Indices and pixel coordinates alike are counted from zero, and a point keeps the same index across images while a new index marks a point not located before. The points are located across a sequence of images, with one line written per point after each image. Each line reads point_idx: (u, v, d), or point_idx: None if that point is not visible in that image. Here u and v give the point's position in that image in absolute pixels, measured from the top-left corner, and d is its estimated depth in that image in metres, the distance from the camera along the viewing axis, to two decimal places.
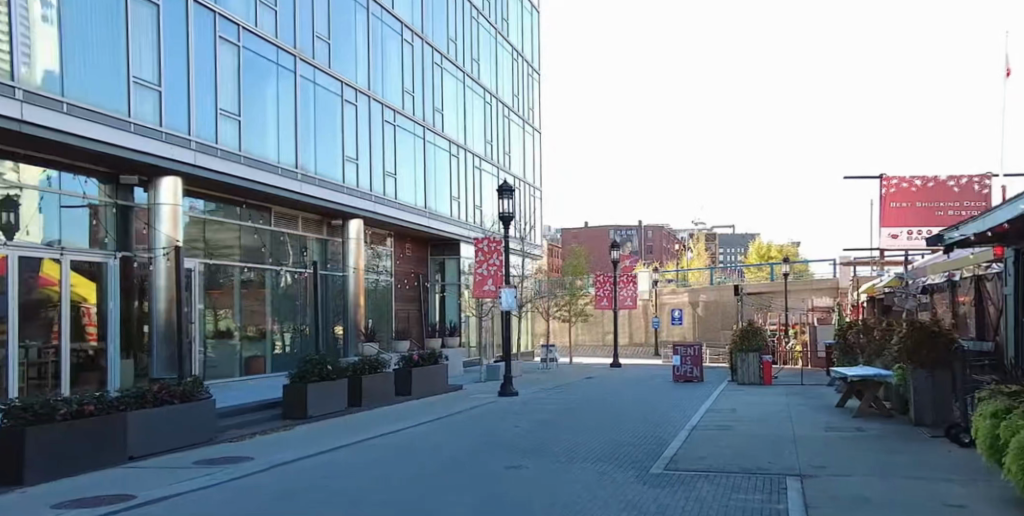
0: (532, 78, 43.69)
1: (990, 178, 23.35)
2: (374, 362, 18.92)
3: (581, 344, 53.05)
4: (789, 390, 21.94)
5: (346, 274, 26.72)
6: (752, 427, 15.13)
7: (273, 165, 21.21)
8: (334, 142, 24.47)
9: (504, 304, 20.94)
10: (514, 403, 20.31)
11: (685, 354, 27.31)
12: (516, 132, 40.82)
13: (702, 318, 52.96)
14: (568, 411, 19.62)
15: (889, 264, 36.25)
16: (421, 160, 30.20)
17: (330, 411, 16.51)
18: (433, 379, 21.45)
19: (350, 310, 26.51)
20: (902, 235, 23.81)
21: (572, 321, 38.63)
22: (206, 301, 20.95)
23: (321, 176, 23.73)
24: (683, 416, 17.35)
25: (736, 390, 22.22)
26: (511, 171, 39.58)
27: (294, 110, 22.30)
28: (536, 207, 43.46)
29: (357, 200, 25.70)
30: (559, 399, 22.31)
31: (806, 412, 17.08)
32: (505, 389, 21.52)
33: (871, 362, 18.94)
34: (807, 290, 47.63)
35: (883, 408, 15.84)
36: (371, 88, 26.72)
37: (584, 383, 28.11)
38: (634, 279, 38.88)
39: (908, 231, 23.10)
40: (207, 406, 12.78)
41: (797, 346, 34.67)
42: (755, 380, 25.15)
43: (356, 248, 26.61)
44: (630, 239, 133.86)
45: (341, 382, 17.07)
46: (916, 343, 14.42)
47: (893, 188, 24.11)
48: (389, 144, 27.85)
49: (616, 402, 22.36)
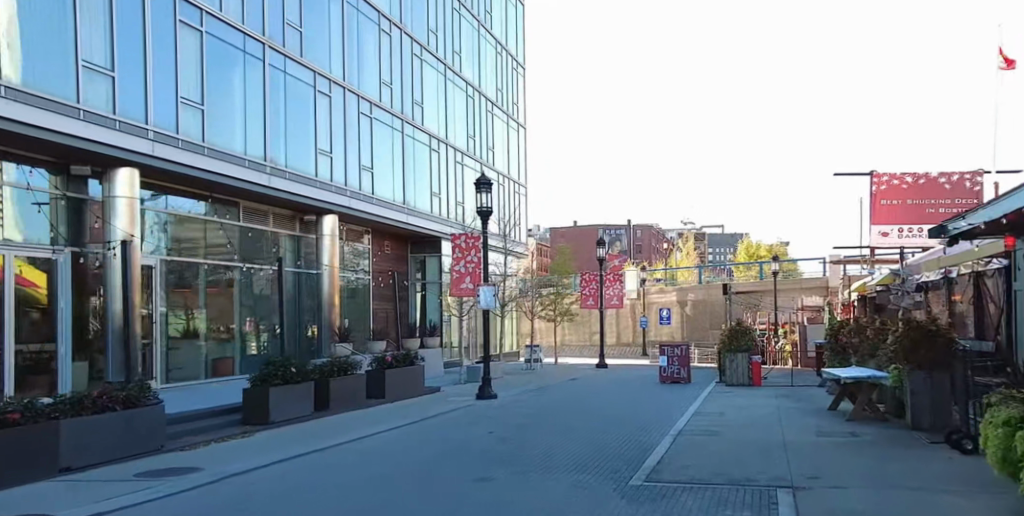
0: (517, 73, 42.84)
1: (981, 175, 24.43)
2: (343, 364, 18.00)
3: (568, 344, 52.23)
4: (779, 392, 21.14)
5: (321, 273, 25.84)
6: (740, 432, 14.29)
7: (239, 157, 20.26)
8: (306, 134, 23.53)
9: (482, 303, 20.07)
10: (492, 406, 19.42)
11: (671, 356, 26.38)
12: (500, 128, 39.94)
13: (690, 317, 52.20)
14: (549, 414, 18.73)
15: (881, 261, 35.55)
16: (400, 154, 29.27)
17: (294, 416, 15.57)
18: (408, 381, 20.53)
19: (325, 310, 25.60)
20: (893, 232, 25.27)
21: (557, 320, 37.76)
22: (168, 302, 19.87)
23: (292, 170, 22.79)
24: (668, 419, 16.50)
25: (725, 392, 21.38)
26: (494, 167, 38.71)
27: (262, 100, 21.36)
28: (521, 205, 42.62)
29: (332, 195, 24.76)
30: (540, 402, 21.44)
31: (796, 415, 16.26)
32: (483, 392, 20.63)
33: (864, 363, 18.17)
34: (796, 289, 46.95)
35: (878, 411, 15.05)
36: (346, 79, 25.79)
37: (567, 384, 27.25)
38: (621, 277, 38.07)
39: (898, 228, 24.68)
40: (155, 412, 11.73)
41: (787, 346, 33.93)
42: (744, 381, 24.35)
43: (330, 245, 25.71)
44: (619, 239, 133.19)
45: (306, 385, 16.12)
46: (913, 344, 13.65)
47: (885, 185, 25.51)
48: (365, 137, 26.92)
49: (599, 404, 21.50)
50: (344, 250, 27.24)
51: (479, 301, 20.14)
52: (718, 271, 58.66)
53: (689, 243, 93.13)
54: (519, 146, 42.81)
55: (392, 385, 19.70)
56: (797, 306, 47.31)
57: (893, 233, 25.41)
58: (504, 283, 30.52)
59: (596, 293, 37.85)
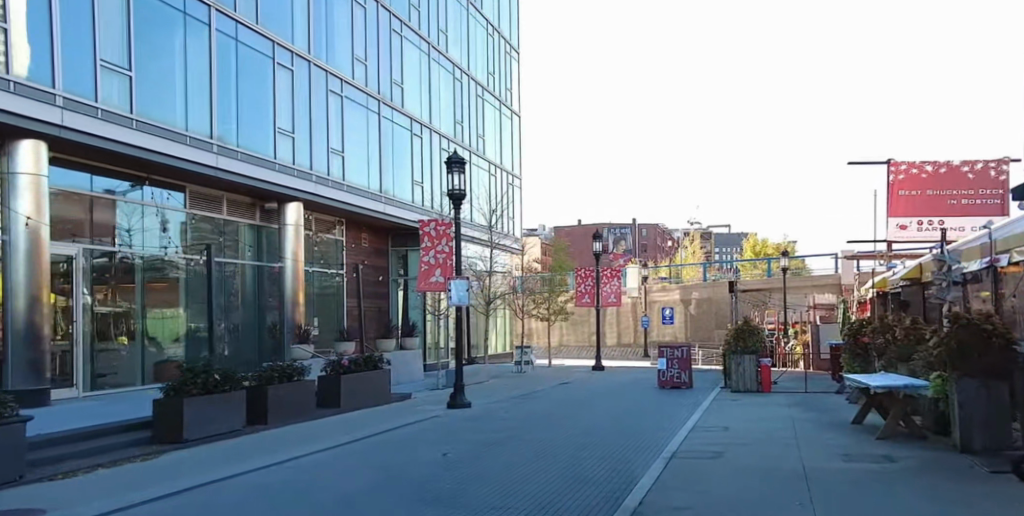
0: (510, 58, 40.46)
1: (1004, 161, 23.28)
2: (287, 371, 15.62)
3: (566, 346, 49.69)
4: (791, 400, 18.65)
5: (284, 265, 23.35)
6: (747, 454, 11.84)
7: (180, 133, 17.75)
8: (264, 111, 21.06)
9: (454, 299, 17.68)
10: (464, 418, 17.00)
11: (671, 358, 23.85)
12: (492, 114, 37.54)
13: (695, 317, 49.64)
14: (526, 428, 16.27)
15: (898, 256, 32.99)
16: (376, 137, 26.82)
17: (216, 433, 13.19)
18: (370, 389, 18.16)
19: (288, 307, 23.09)
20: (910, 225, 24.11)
21: (550, 319, 35.23)
22: (94, 297, 17.38)
23: (245, 151, 20.22)
24: (663, 437, 14.02)
25: (730, 401, 18.92)
26: (486, 156, 36.29)
27: (209, 70, 18.87)
28: (514, 197, 40.18)
29: (294, 180, 22.22)
30: (522, 411, 19.00)
31: (813, 430, 13.82)
32: (454, 400, 18.16)
33: (895, 369, 15.65)
34: (808, 287, 44.16)
35: (914, 427, 12.58)
36: (312, 52, 23.33)
37: (557, 390, 24.78)
38: (619, 274, 35.53)
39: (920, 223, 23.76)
40: (11, 436, 9.34)
41: (798, 347, 31.33)
42: (752, 387, 21.84)
43: (295, 234, 23.17)
44: (623, 238, 130.55)
45: (235, 395, 13.71)
46: (961, 347, 11.31)
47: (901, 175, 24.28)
48: (335, 117, 24.49)
49: (587, 414, 19.00)
50: (310, 240, 24.69)
51: (451, 297, 17.71)
52: (723, 267, 56.18)
53: (694, 242, 90.38)
54: (513, 135, 40.40)
55: (348, 394, 17.34)
56: (808, 304, 44.69)
57: (911, 225, 24.14)
58: (489, 280, 28.04)
59: (592, 291, 35.31)
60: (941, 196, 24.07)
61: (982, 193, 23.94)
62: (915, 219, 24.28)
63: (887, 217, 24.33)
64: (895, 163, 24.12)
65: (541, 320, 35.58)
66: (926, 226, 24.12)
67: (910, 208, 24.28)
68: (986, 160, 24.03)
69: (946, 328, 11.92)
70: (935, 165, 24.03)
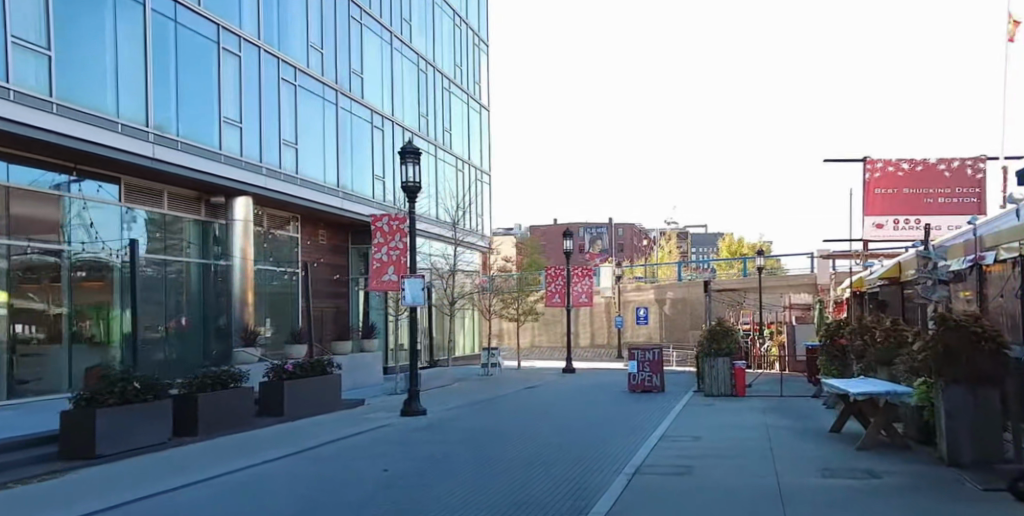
0: (477, 50, 39.48)
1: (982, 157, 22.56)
2: (222, 378, 14.31)
3: (538, 347, 48.60)
4: (765, 405, 17.65)
5: (231, 263, 22.24)
6: (717, 468, 10.77)
7: (110, 120, 16.43)
8: (208, 98, 19.78)
9: (408, 299, 16.52)
10: (417, 427, 15.81)
11: (642, 361, 22.84)
12: (457, 108, 36.51)
13: (669, 317, 48.75)
14: (483, 438, 15.12)
15: (874, 255, 32.23)
16: (332, 129, 25.70)
17: (135, 447, 11.93)
18: (318, 395, 16.97)
19: (235, 307, 21.81)
20: (886, 224, 23.37)
21: (519, 320, 34.11)
22: (13, 297, 15.98)
23: (187, 141, 18.89)
24: (627, 449, 12.92)
25: (701, 407, 17.90)
26: (452, 151, 35.21)
27: (144, 54, 17.59)
28: (482, 193, 39.14)
29: (241, 173, 20.92)
30: (481, 419, 17.83)
31: (788, 440, 12.81)
32: (408, 408, 16.95)
33: (875, 373, 14.70)
34: (784, 286, 43.35)
35: (897, 437, 11.59)
36: (262, 37, 22.11)
37: (523, 394, 23.72)
38: (590, 272, 34.59)
39: (897, 221, 23.13)
40: None
41: (773, 348, 30.43)
42: (725, 391, 20.84)
43: (244, 230, 22.03)
44: (599, 238, 129.87)
45: (158, 404, 12.43)
46: (947, 351, 10.31)
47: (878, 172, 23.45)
48: (287, 107, 23.28)
49: (550, 422, 17.87)
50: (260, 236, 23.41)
51: (405, 296, 16.59)
52: (698, 267, 55.45)
53: (670, 242, 89.69)
54: (480, 130, 39.43)
55: (292, 402, 16.09)
56: (784, 304, 43.96)
57: (887, 224, 23.39)
58: (452, 279, 26.86)
59: (562, 290, 34.23)
60: (918, 194, 23.24)
61: (959, 192, 23.07)
62: (892, 218, 23.45)
63: (863, 215, 23.47)
64: (871, 161, 23.31)
65: (509, 320, 34.46)
66: (904, 226, 23.25)
67: (886, 207, 23.48)
68: (963, 158, 23.14)
69: (931, 330, 10.92)
70: (911, 162, 23.22)
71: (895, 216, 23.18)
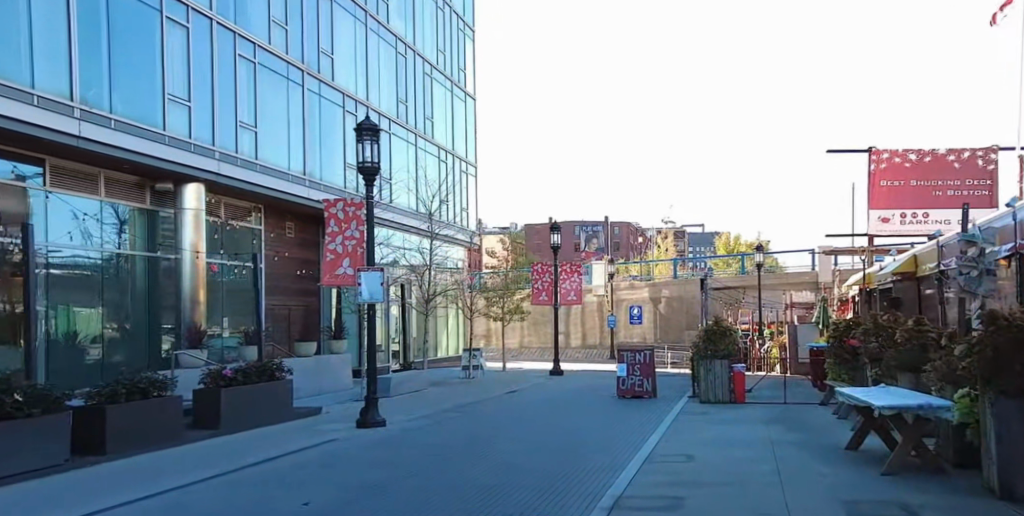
0: (461, 35, 37.75)
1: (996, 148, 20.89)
2: (140, 385, 12.22)
3: (528, 348, 46.60)
4: (767, 415, 15.74)
5: (180, 257, 20.26)
6: (716, 499, 8.83)
7: (22, 91, 14.42)
8: (150, 72, 17.82)
9: (366, 295, 14.61)
10: (372, 443, 13.82)
11: (632, 364, 20.83)
12: (439, 95, 34.70)
13: (664, 316, 46.80)
14: (446, 457, 13.14)
15: (881, 250, 30.28)
16: (297, 112, 23.78)
17: (17, 471, 9.98)
18: (263, 405, 14.98)
19: (185, 307, 19.92)
20: (894, 219, 21.54)
21: (505, 319, 32.14)
22: None
23: (122, 119, 16.91)
24: (609, 473, 10.97)
25: (697, 416, 15.98)
26: (433, 139, 33.38)
27: (69, 20, 15.63)
28: (466, 186, 37.32)
29: (189, 157, 18.94)
30: (450, 431, 15.85)
31: (799, 461, 10.86)
32: (365, 419, 14.98)
33: (897, 380, 12.75)
34: (783, 284, 41.42)
35: (932, 458, 9.65)
36: (216, 8, 20.16)
37: (503, 399, 21.83)
38: (579, 268, 32.28)
39: (906, 216, 21.45)
40: None
41: (774, 350, 28.46)
42: (723, 397, 18.90)
43: (194, 220, 20.09)
44: (594, 236, 127.93)
45: (51, 419, 10.46)
46: (997, 355, 8.36)
47: (884, 162, 21.54)
48: (245, 86, 21.35)
49: (525, 435, 15.91)
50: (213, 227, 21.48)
51: (362, 291, 14.71)
52: (694, 263, 53.52)
53: (667, 240, 87.85)
54: (464, 119, 37.62)
55: (231, 412, 14.10)
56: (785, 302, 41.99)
57: (894, 219, 21.55)
58: (428, 275, 24.95)
59: (550, 287, 32.23)
60: (926, 187, 21.34)
61: (969, 183, 21.24)
62: (898, 212, 21.64)
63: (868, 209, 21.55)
64: (877, 150, 21.32)
65: (495, 319, 32.48)
66: (909, 220, 21.54)
67: (892, 201, 21.57)
68: (974, 148, 21.27)
69: (976, 329, 8.97)
70: (920, 152, 21.26)
71: (903, 210, 21.43)
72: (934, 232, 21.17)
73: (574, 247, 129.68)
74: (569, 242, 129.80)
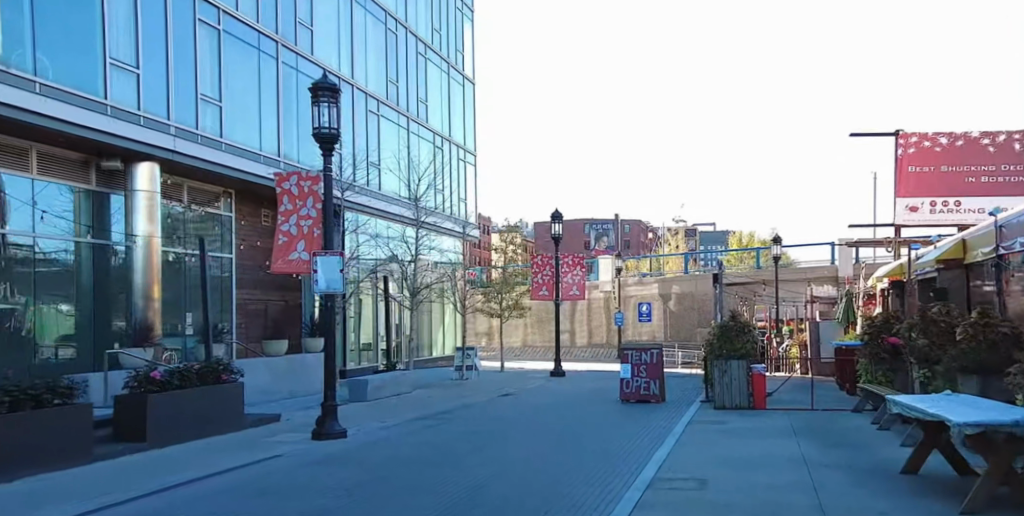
0: (459, 16, 35.61)
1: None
2: (31, 392, 10.04)
3: (531, 347, 44.34)
4: (795, 426, 13.43)
5: (133, 247, 17.75)
6: None
7: None
8: (86, 32, 15.53)
9: (321, 283, 12.69)
10: (322, 459, 11.57)
11: (637, 365, 18.59)
12: (434, 77, 32.52)
13: (674, 314, 44.44)
14: (408, 478, 10.92)
15: (910, 242, 27.94)
16: (270, 88, 21.59)
17: None
18: (201, 413, 12.74)
19: (137, 304, 17.55)
20: (923, 207, 21.50)
21: (502, 316, 29.98)
22: None
23: (50, 84, 14.60)
24: (603, 507, 8.65)
25: (714, 427, 13.68)
26: (427, 123, 31.20)
27: None
28: (464, 175, 35.14)
29: (138, 131, 16.55)
30: (423, 443, 13.60)
31: (845, 490, 8.56)
32: (320, 429, 12.76)
33: (974, 385, 10.83)
34: (800, 281, 39.08)
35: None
36: None
37: (496, 404, 19.63)
38: (582, 262, 30.11)
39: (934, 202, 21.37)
40: None
41: (794, 349, 26.10)
42: (740, 402, 16.62)
43: (147, 206, 17.60)
44: (605, 234, 125.44)
45: None
46: None
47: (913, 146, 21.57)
48: (208, 54, 19.12)
49: (511, 448, 13.65)
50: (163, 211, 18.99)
51: (318, 281, 12.73)
52: (706, 258, 51.17)
53: (678, 236, 85.44)
54: (461, 104, 35.44)
55: (160, 423, 11.85)
56: (804, 300, 39.59)
57: (924, 206, 21.50)
58: (415, 268, 22.81)
59: (551, 282, 29.80)
60: (958, 172, 21.39)
61: (1003, 169, 21.21)
62: (927, 199, 21.60)
63: (895, 196, 21.47)
64: (905, 135, 21.45)
65: (491, 316, 30.30)
66: (939, 208, 21.56)
67: (921, 188, 21.53)
68: (1009, 131, 21.01)
69: None
70: (951, 138, 21.28)
71: (931, 198, 21.40)
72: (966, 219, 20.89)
73: (583, 244, 127.36)
74: (578, 239, 127.47)
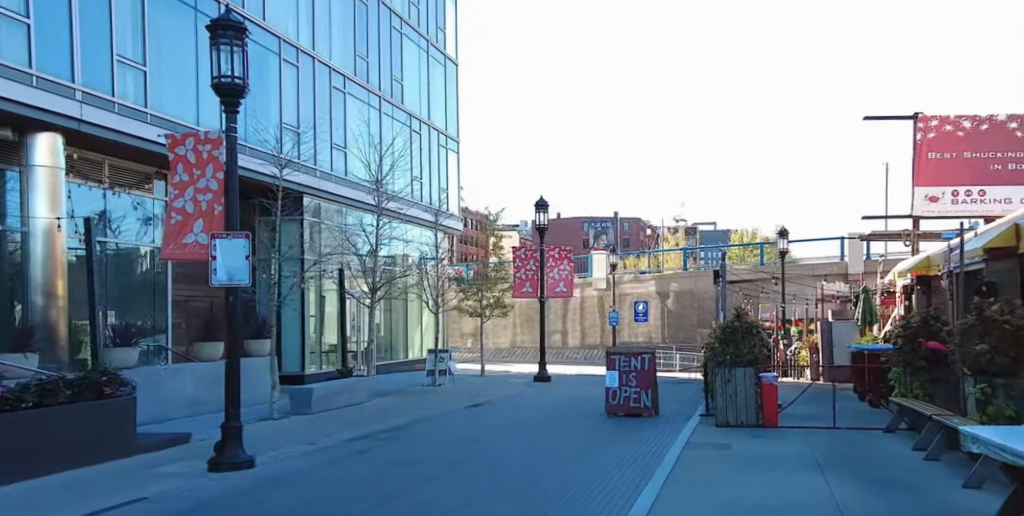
0: None
1: None
2: None
3: (519, 348, 41.71)
4: (817, 452, 10.83)
5: (27, 235, 14.94)
6: None
7: None
8: None
9: (220, 275, 10.12)
10: (209, 501, 8.98)
11: (626, 373, 15.90)
12: (412, 55, 29.85)
13: (672, 313, 41.82)
14: None
15: (931, 234, 25.29)
16: (208, 56, 18.84)
17: None
18: (70, 438, 10.09)
19: (35, 301, 14.75)
20: (945, 196, 19.37)
21: (483, 316, 27.81)
22: None
23: None
24: None
25: (717, 454, 11.05)
26: (402, 104, 28.54)
27: None
28: (445, 161, 32.43)
29: (29, 94, 13.77)
30: (353, 472, 11.01)
31: None
32: (218, 458, 10.17)
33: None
34: (808, 278, 36.41)
35: None
36: None
37: (463, 416, 17.00)
38: (569, 255, 27.43)
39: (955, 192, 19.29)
40: None
41: (803, 353, 23.47)
42: (747, 418, 13.98)
43: (48, 184, 14.85)
44: (603, 232, 122.29)
45: None
46: None
47: (932, 131, 19.50)
48: (128, 8, 16.40)
49: (462, 477, 11.07)
50: (71, 192, 16.19)
51: (216, 271, 10.14)
52: (706, 255, 48.49)
53: (678, 234, 82.57)
54: (442, 86, 32.77)
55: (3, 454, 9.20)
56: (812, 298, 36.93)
57: (944, 196, 19.37)
58: (376, 261, 20.26)
59: (535, 278, 27.16)
60: (982, 158, 19.19)
61: None
62: (948, 189, 19.47)
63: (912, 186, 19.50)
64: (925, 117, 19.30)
65: (472, 315, 28.17)
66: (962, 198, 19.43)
67: (941, 177, 19.45)
68: None
69: None
70: (975, 120, 19.21)
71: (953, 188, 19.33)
72: (995, 211, 18.97)
73: (581, 242, 124.77)
74: (575, 237, 124.82)
